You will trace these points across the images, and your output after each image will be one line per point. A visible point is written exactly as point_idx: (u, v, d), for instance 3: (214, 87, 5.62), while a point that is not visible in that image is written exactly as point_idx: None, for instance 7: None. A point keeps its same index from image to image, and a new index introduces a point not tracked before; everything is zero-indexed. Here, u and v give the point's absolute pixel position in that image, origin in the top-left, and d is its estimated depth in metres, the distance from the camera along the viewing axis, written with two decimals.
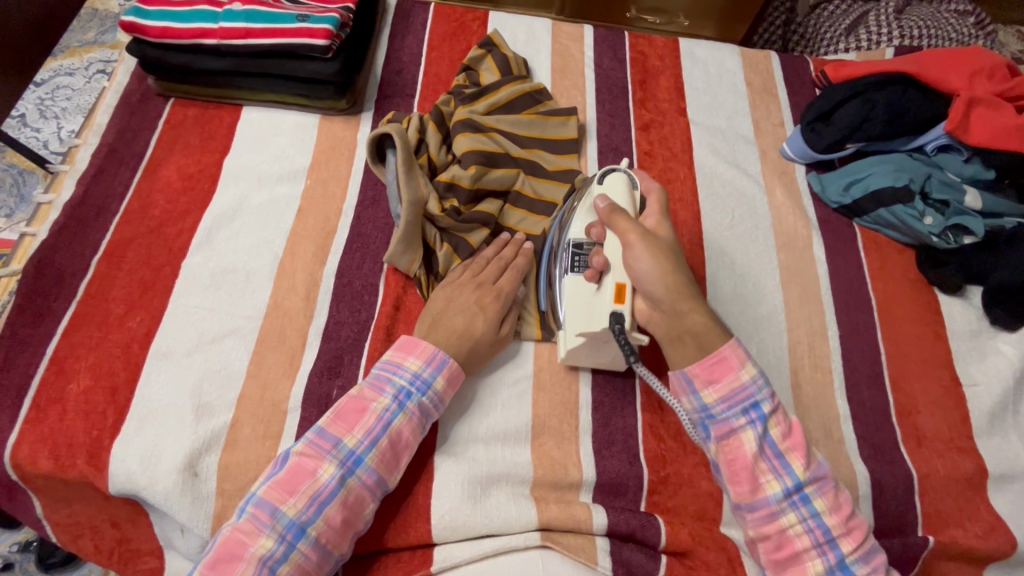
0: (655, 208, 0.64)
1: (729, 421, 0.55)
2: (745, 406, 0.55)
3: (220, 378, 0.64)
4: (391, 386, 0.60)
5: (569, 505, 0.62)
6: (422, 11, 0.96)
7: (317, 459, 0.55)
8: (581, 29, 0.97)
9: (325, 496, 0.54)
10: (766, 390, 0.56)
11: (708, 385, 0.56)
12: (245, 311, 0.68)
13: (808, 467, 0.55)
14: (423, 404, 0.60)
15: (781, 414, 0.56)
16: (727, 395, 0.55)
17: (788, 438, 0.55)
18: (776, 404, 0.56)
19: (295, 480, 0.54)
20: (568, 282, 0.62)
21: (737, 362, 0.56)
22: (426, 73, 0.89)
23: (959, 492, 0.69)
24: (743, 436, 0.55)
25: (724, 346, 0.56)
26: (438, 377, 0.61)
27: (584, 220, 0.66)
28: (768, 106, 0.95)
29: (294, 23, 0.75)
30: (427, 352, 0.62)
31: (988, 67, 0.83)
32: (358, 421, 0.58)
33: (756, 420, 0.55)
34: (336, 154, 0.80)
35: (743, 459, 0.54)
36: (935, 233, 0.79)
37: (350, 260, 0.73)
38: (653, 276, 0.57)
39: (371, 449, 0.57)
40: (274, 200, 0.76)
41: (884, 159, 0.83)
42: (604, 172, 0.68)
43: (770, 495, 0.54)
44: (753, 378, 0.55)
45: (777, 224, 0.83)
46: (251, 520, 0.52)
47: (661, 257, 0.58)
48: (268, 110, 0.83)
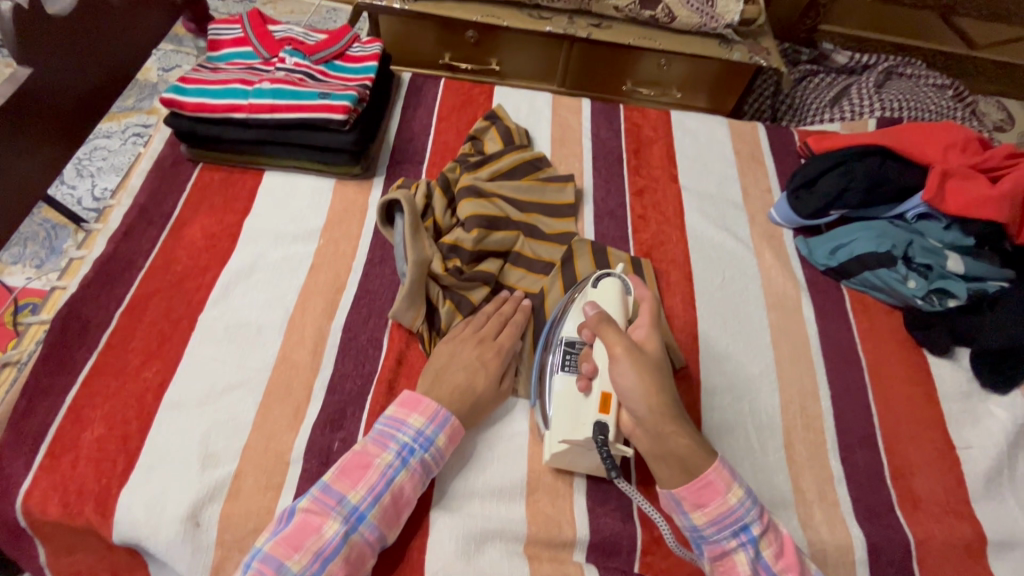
0: (645, 319, 0.68)
1: (719, 543, 0.57)
2: (735, 529, 0.56)
3: (227, 428, 0.67)
4: (394, 442, 0.62)
5: (562, 563, 0.63)
6: (433, 86, 1.05)
7: (322, 515, 0.57)
8: (579, 103, 1.05)
9: (328, 552, 0.55)
10: (755, 510, 0.57)
11: (696, 507, 0.57)
12: (255, 363, 0.72)
13: None
14: (425, 461, 0.62)
15: (771, 532, 0.58)
16: (716, 518, 0.57)
17: (780, 557, 0.57)
18: (765, 525, 0.57)
19: (300, 537, 0.55)
20: (558, 380, 0.66)
21: (723, 486, 0.57)
22: (436, 141, 0.97)
23: (958, 559, 0.68)
24: (736, 558, 0.56)
25: (708, 470, 0.57)
26: (440, 434, 0.64)
27: (576, 321, 0.71)
28: (756, 173, 1.00)
29: (316, 99, 0.83)
30: (431, 409, 0.64)
31: (960, 141, 0.88)
32: (362, 477, 0.60)
33: (746, 543, 0.56)
34: (348, 216, 0.86)
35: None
36: (919, 295, 0.82)
37: (357, 315, 0.77)
38: (636, 393, 0.60)
39: (374, 506, 0.58)
40: (289, 258, 0.81)
41: (867, 226, 0.87)
42: (598, 276, 0.73)
43: None
44: (740, 503, 0.57)
45: (767, 285, 0.87)
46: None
47: (646, 376, 0.61)
48: (287, 175, 0.89)
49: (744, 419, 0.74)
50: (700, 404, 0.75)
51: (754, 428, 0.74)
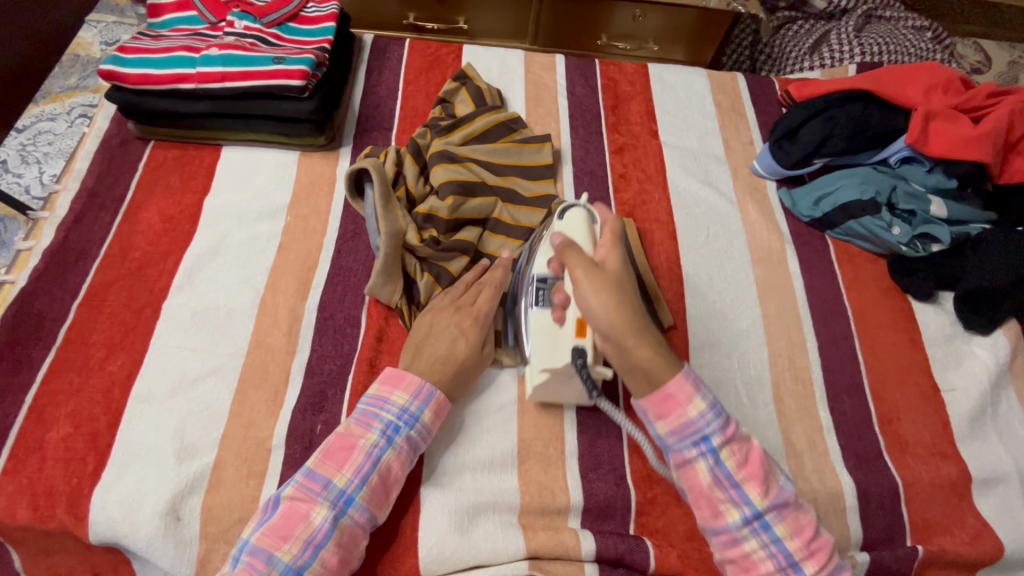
0: (605, 240, 0.61)
1: (680, 454, 0.55)
2: (694, 439, 0.54)
3: (203, 418, 0.64)
4: (378, 421, 0.60)
5: (557, 531, 0.62)
6: (398, 47, 0.99)
7: (308, 502, 0.55)
8: (553, 59, 1.01)
9: (318, 539, 0.53)
10: (716, 422, 0.53)
11: (658, 418, 0.55)
12: (228, 349, 0.68)
13: (766, 494, 0.53)
14: (411, 439, 0.61)
15: (736, 442, 0.54)
16: (676, 428, 0.54)
17: (744, 467, 0.54)
18: (727, 435, 0.54)
19: (287, 524, 0.54)
20: (533, 316, 0.65)
21: (684, 398, 0.54)
22: (404, 106, 0.92)
23: (944, 498, 0.69)
24: (697, 466, 0.54)
25: (670, 382, 0.54)
26: (426, 410, 0.62)
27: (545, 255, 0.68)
28: (737, 125, 0.98)
29: (270, 65, 0.77)
30: (415, 385, 0.62)
31: (942, 82, 0.86)
32: (347, 459, 0.58)
33: (706, 453, 0.53)
34: (316, 190, 0.82)
35: (699, 488, 0.54)
36: (903, 242, 0.81)
37: (332, 293, 0.74)
38: (597, 311, 0.56)
39: (362, 488, 0.57)
40: (255, 238, 0.77)
41: (850, 173, 0.86)
42: (564, 207, 0.70)
43: (730, 521, 0.54)
44: (700, 413, 0.53)
45: (751, 240, 0.85)
46: (246, 569, 0.52)
47: (607, 293, 0.56)
48: (247, 149, 0.84)
49: (734, 375, 0.74)
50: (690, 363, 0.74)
51: (743, 383, 0.74)
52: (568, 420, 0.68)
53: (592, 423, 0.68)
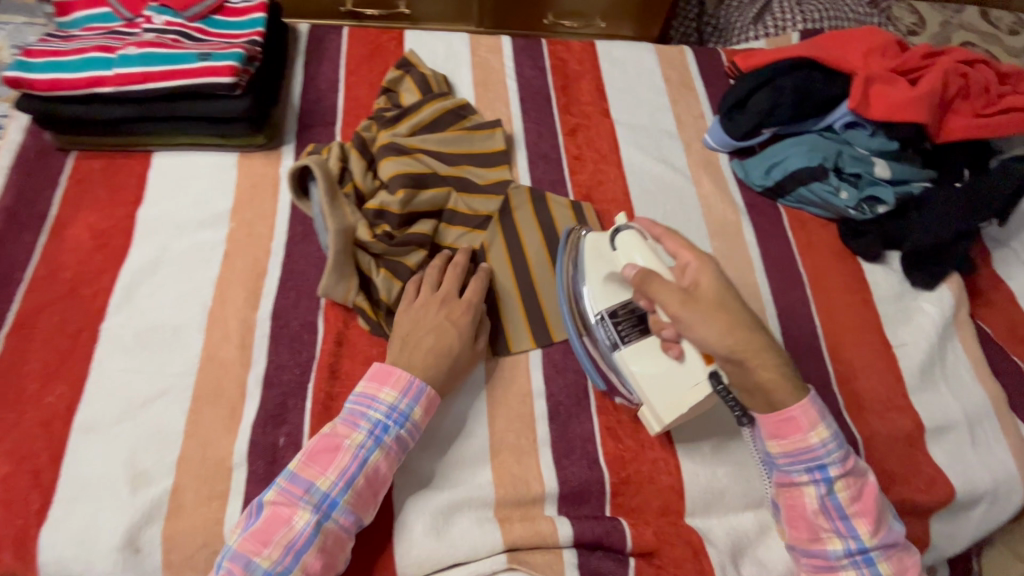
0: (686, 256, 0.62)
1: (792, 478, 0.59)
2: (809, 465, 0.57)
3: (155, 442, 0.61)
4: (365, 420, 0.58)
5: (534, 521, 0.62)
6: (336, 36, 0.94)
7: (291, 506, 0.54)
8: (499, 41, 0.98)
9: (301, 543, 0.53)
10: (836, 453, 0.57)
11: (772, 437, 0.58)
12: (176, 368, 0.65)
13: (875, 533, 0.57)
14: (400, 437, 0.59)
15: (854, 477, 0.58)
16: (791, 450, 0.58)
17: (856, 500, 0.57)
18: (845, 469, 0.57)
19: (270, 529, 0.53)
20: (625, 353, 0.66)
21: (806, 424, 0.57)
22: (347, 98, 0.88)
23: (900, 449, 0.72)
24: (805, 491, 0.58)
25: (794, 406, 0.57)
26: (415, 408, 0.60)
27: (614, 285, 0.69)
28: (687, 99, 0.97)
29: (195, 61, 0.72)
30: (404, 382, 0.60)
31: (880, 45, 0.88)
32: (332, 460, 0.56)
33: (819, 480, 0.57)
34: (259, 192, 0.78)
35: (801, 511, 0.58)
36: (851, 206, 0.83)
37: (286, 300, 0.71)
38: (711, 339, 0.57)
39: (346, 491, 0.55)
40: (197, 248, 0.73)
41: (798, 141, 0.87)
42: (614, 233, 0.69)
43: (830, 549, 0.58)
44: (822, 442, 0.57)
45: (707, 214, 0.86)
46: (228, 575, 0.51)
47: (717, 319, 0.57)
48: (180, 154, 0.79)
49: None
50: None
51: None
52: (538, 409, 0.68)
53: (563, 409, 0.68)
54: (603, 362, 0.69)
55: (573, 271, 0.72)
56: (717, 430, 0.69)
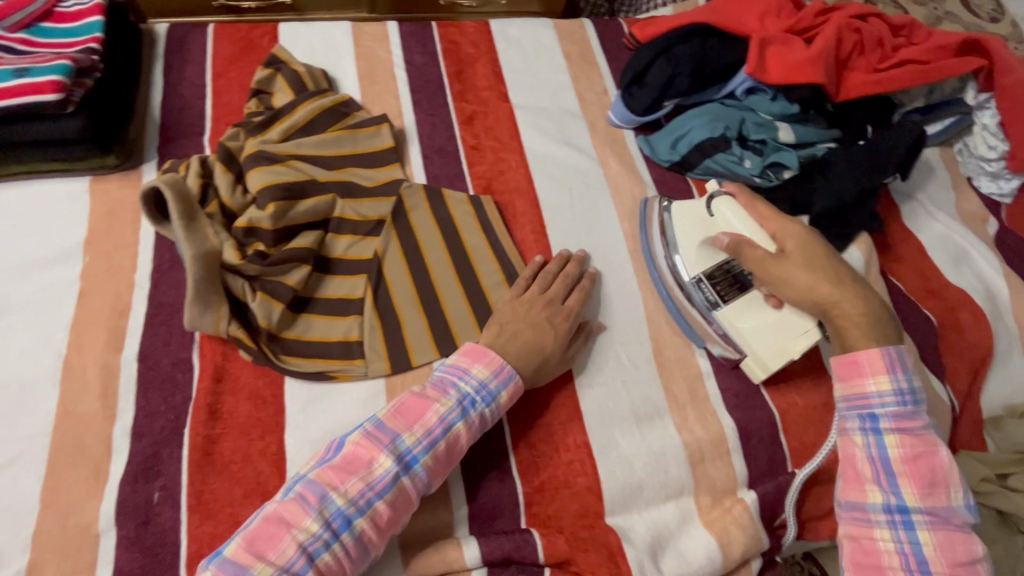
0: (771, 219, 0.68)
1: (846, 428, 0.59)
2: (862, 412, 0.58)
3: (6, 518, 0.54)
4: (455, 390, 0.58)
5: (440, 547, 0.58)
6: (200, 36, 0.86)
7: (372, 449, 0.53)
8: (384, 28, 0.91)
9: (379, 487, 0.51)
10: (893, 406, 0.58)
11: (838, 380, 0.60)
12: (28, 429, 0.58)
13: (922, 497, 0.55)
14: (482, 416, 0.58)
15: (914, 437, 0.57)
16: (848, 394, 0.59)
17: (908, 462, 0.56)
18: (899, 423, 0.57)
19: (351, 467, 0.52)
20: (722, 313, 0.70)
21: (869, 369, 0.58)
22: (215, 104, 0.80)
23: (820, 419, 0.70)
24: (855, 439, 0.59)
25: (859, 351, 0.59)
26: (502, 391, 0.59)
27: (703, 251, 0.72)
28: (589, 75, 0.93)
29: (11, 79, 0.63)
30: (495, 361, 0.60)
31: (774, 5, 0.85)
32: (421, 417, 0.55)
33: (870, 430, 0.58)
34: (117, 219, 0.70)
35: (850, 458, 0.58)
36: (756, 174, 0.81)
37: (155, 337, 0.64)
38: (802, 288, 0.64)
39: (428, 450, 0.54)
40: (48, 290, 0.65)
41: (700, 112, 0.84)
42: (709, 199, 0.74)
43: (870, 502, 0.56)
44: (880, 390, 0.58)
45: (615, 195, 0.83)
46: (296, 498, 0.50)
47: (814, 271, 0.64)
48: (20, 184, 0.70)
49: (612, 338, 0.72)
50: None
51: (622, 345, 0.72)
52: None
53: None
54: (705, 320, 0.71)
55: (661, 248, 0.75)
56: (634, 423, 0.67)
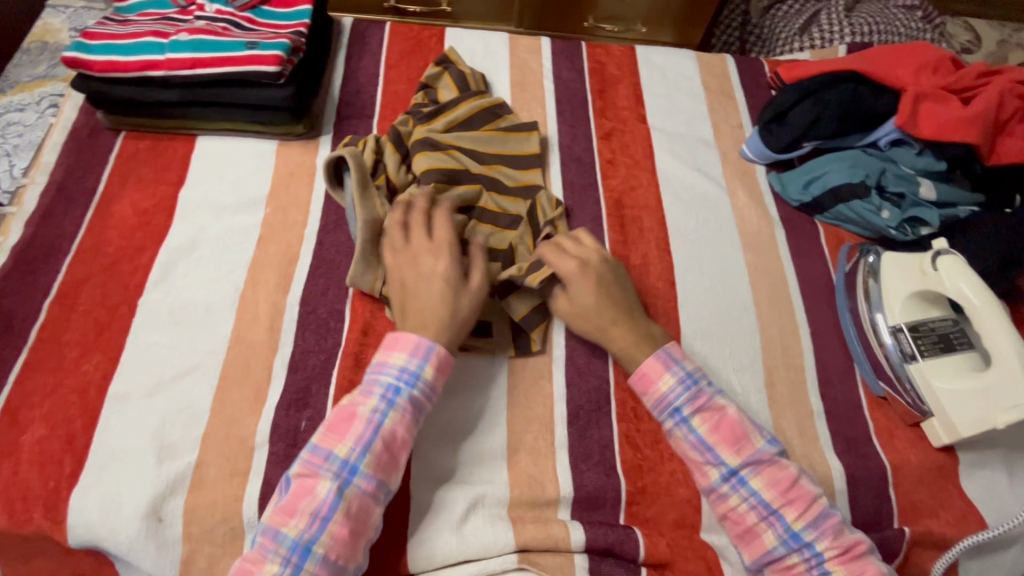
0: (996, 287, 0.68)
1: (715, 489, 0.60)
2: (721, 471, 0.60)
3: (183, 417, 0.62)
4: (379, 385, 0.59)
5: (547, 524, 0.62)
6: (378, 31, 0.96)
7: (313, 476, 0.55)
8: (538, 42, 0.98)
9: (325, 511, 0.53)
10: (686, 396, 0.62)
11: (643, 396, 0.65)
12: (207, 346, 0.67)
13: (805, 517, 0.58)
14: (413, 399, 0.59)
15: (766, 469, 0.60)
16: (728, 439, 0.61)
17: (716, 432, 0.61)
18: (696, 405, 0.62)
19: (296, 501, 0.54)
20: (918, 369, 0.71)
21: (656, 375, 0.64)
22: (385, 92, 0.89)
23: (931, 481, 0.69)
24: (731, 497, 0.60)
25: (643, 363, 0.65)
26: (427, 367, 0.60)
27: (906, 304, 0.74)
28: (726, 108, 0.96)
29: (243, 50, 0.74)
30: (414, 342, 0.61)
31: (932, 62, 0.85)
32: (348, 430, 0.57)
33: (738, 483, 0.60)
34: (296, 180, 0.79)
35: (741, 521, 0.59)
36: (892, 226, 0.81)
37: (315, 287, 0.72)
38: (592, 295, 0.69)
39: (365, 454, 0.56)
40: (234, 231, 0.75)
41: (840, 156, 0.85)
42: (937, 253, 0.72)
43: (772, 546, 0.58)
44: (669, 386, 0.63)
45: (741, 225, 0.84)
46: (257, 549, 0.53)
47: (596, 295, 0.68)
48: (223, 138, 0.81)
49: (725, 362, 0.73)
50: (680, 350, 0.73)
51: (735, 371, 0.73)
52: (558, 412, 0.67)
53: (582, 414, 0.67)
54: (889, 371, 0.73)
55: (864, 301, 0.77)
56: None
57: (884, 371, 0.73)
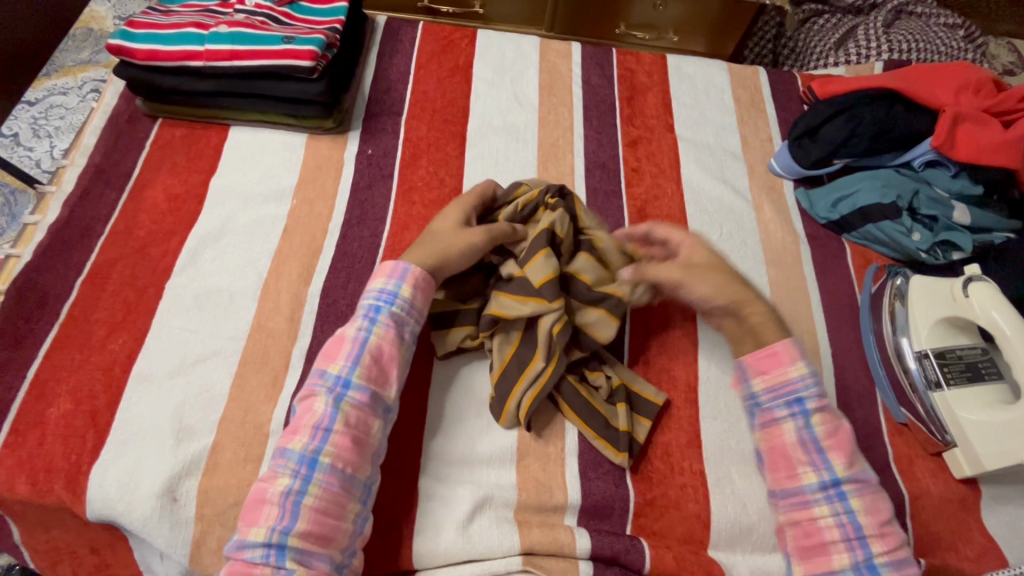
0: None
1: (805, 493, 0.59)
2: (823, 482, 0.59)
3: (201, 400, 0.64)
4: (361, 314, 0.63)
5: (552, 529, 0.62)
6: (411, 30, 0.97)
7: (270, 478, 0.55)
8: (569, 47, 0.98)
9: (325, 423, 0.56)
10: (814, 388, 0.61)
11: (758, 375, 0.63)
12: (229, 331, 0.68)
13: (887, 552, 0.57)
14: (395, 316, 0.63)
15: (866, 493, 0.59)
16: (840, 448, 0.60)
17: (832, 438, 0.60)
18: (822, 404, 0.61)
19: (257, 507, 0.54)
20: (943, 398, 0.69)
21: (788, 359, 0.62)
22: (415, 91, 0.90)
23: (951, 513, 0.67)
24: (818, 509, 0.59)
25: (776, 343, 0.63)
26: (404, 287, 0.64)
27: (932, 331, 0.72)
28: (756, 121, 0.95)
29: (279, 44, 0.76)
30: (390, 267, 0.65)
31: (974, 83, 0.83)
32: (338, 351, 0.61)
33: (832, 497, 0.59)
34: (323, 173, 0.80)
35: (817, 534, 0.58)
36: (923, 249, 0.79)
37: (335, 279, 0.73)
38: (711, 290, 0.64)
39: (355, 368, 0.59)
40: (260, 219, 0.76)
41: (872, 175, 0.83)
42: (966, 279, 0.70)
43: (841, 571, 0.57)
44: (801, 376, 0.61)
45: (765, 240, 0.83)
46: (238, 558, 0.52)
47: (715, 276, 0.65)
48: (254, 130, 0.83)
49: None
50: (696, 363, 0.72)
51: None
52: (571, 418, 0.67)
53: None
54: (912, 398, 0.71)
55: (889, 324, 0.75)
56: (753, 465, 0.66)
57: (908, 400, 0.72)
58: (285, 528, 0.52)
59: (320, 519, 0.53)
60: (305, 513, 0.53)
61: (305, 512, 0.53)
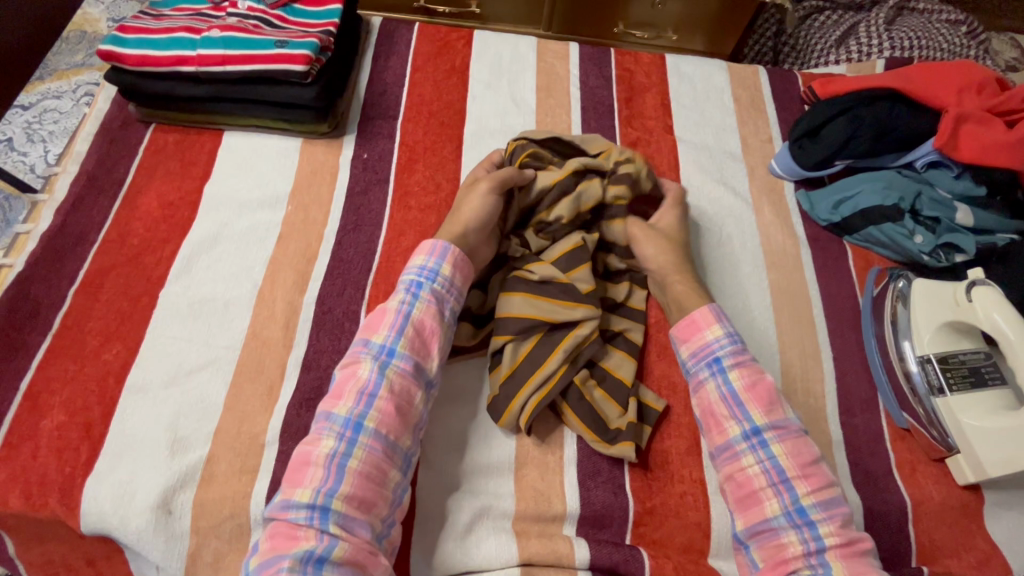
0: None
1: (732, 446, 0.62)
2: (745, 432, 0.61)
3: (196, 410, 0.63)
4: (402, 286, 0.65)
5: (551, 539, 0.61)
6: (407, 32, 0.96)
7: (314, 442, 0.56)
8: (567, 47, 0.97)
9: (371, 389, 0.58)
10: (729, 347, 0.65)
11: (682, 342, 0.68)
12: (223, 340, 0.67)
13: (813, 494, 0.58)
14: (436, 292, 0.65)
15: (792, 442, 0.61)
16: (761, 399, 0.62)
17: (751, 389, 0.63)
18: (738, 360, 0.64)
19: (301, 469, 0.54)
20: (946, 403, 0.68)
21: (705, 323, 0.67)
22: (410, 94, 0.89)
23: (954, 520, 0.66)
24: (745, 460, 0.61)
25: (695, 311, 0.68)
26: (444, 264, 0.66)
27: (935, 334, 0.72)
28: (756, 121, 0.94)
29: (272, 48, 0.75)
30: (430, 246, 0.67)
31: (977, 82, 0.82)
32: (381, 321, 0.62)
33: (756, 446, 0.61)
34: (318, 179, 0.80)
35: (748, 483, 0.60)
36: (925, 251, 0.78)
37: (331, 286, 0.72)
38: (652, 256, 0.73)
39: (400, 339, 0.61)
40: (255, 226, 0.75)
41: (873, 176, 0.82)
42: (970, 283, 0.70)
43: (771, 516, 0.58)
44: (716, 337, 0.66)
45: (766, 243, 0.82)
46: (278, 524, 0.53)
47: (660, 245, 0.73)
48: (248, 135, 0.82)
49: None
50: None
51: None
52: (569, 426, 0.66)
53: None
54: (914, 402, 0.70)
55: (890, 327, 0.74)
56: None
57: (908, 403, 0.71)
58: (330, 491, 0.53)
59: (364, 484, 0.54)
60: (349, 477, 0.54)
61: (350, 475, 0.54)
